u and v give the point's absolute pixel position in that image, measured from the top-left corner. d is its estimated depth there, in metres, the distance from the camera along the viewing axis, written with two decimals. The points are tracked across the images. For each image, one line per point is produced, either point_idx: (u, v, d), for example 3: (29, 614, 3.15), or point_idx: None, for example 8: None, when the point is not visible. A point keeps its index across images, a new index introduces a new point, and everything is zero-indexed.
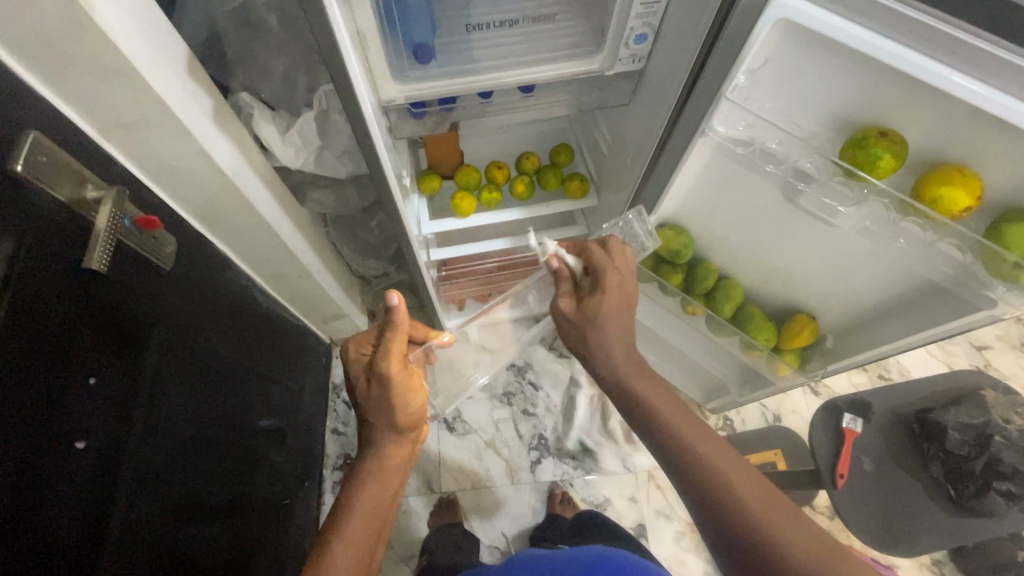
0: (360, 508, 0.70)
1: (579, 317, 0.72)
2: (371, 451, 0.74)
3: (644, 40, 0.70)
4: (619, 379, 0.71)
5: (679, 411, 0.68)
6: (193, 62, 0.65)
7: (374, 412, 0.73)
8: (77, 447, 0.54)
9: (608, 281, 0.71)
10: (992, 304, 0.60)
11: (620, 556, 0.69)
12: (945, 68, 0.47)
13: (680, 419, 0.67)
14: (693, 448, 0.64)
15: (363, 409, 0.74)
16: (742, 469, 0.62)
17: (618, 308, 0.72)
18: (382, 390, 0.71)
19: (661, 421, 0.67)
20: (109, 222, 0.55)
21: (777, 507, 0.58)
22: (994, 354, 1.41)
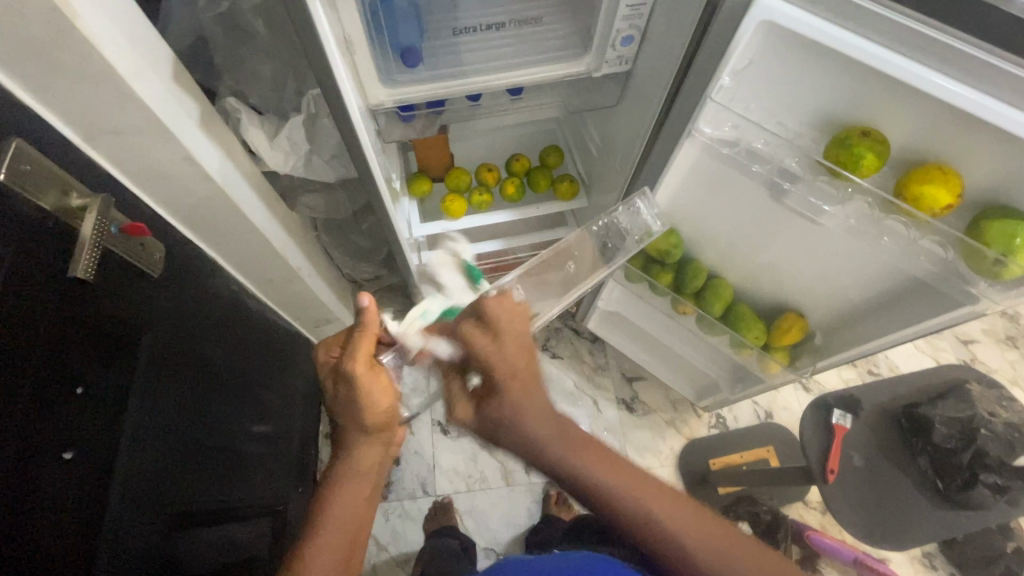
0: (334, 515, 0.67)
1: (480, 419, 0.64)
2: (344, 456, 0.69)
3: (630, 42, 0.71)
4: (535, 455, 0.61)
5: (603, 459, 0.62)
6: (178, 68, 0.65)
7: (344, 416, 0.68)
8: (67, 458, 0.54)
9: (496, 376, 0.61)
10: (974, 300, 0.61)
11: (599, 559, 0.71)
12: (925, 68, 0.48)
13: (604, 471, 0.61)
14: (630, 505, 0.60)
15: (334, 410, 0.70)
16: (679, 509, 0.60)
17: (519, 383, 0.62)
18: (350, 393, 0.66)
19: (587, 480, 0.61)
20: (95, 230, 0.54)
21: (721, 544, 0.59)
22: (980, 348, 1.43)
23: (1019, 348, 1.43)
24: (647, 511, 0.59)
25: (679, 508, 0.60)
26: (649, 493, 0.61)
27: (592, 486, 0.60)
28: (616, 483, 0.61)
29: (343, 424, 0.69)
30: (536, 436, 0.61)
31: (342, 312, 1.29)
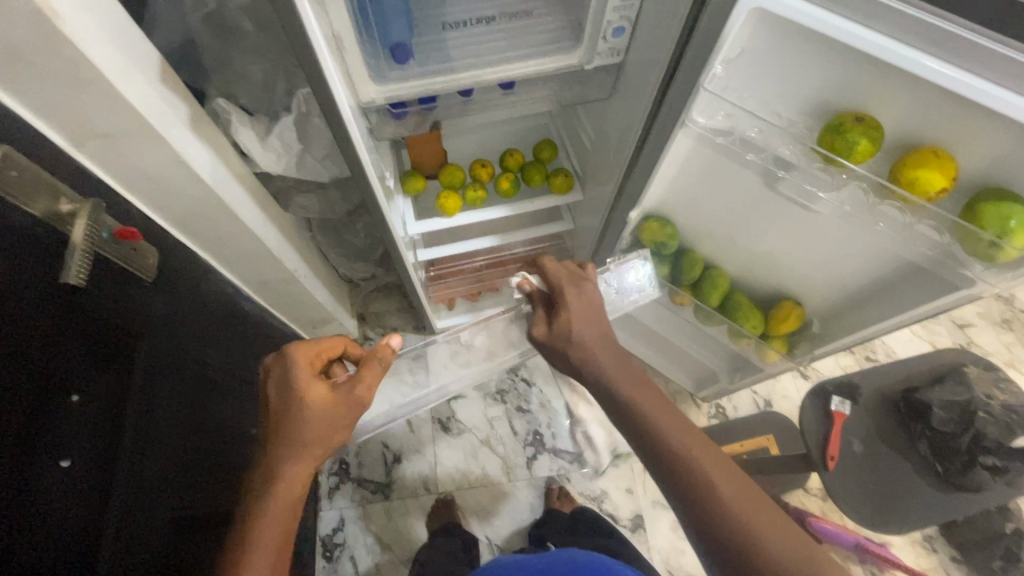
0: (267, 526, 0.67)
1: (551, 338, 0.77)
2: (273, 468, 0.70)
3: (622, 33, 0.70)
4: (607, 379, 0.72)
5: (664, 407, 0.69)
6: (166, 70, 0.64)
7: (299, 426, 0.71)
8: (65, 465, 0.54)
9: (568, 299, 0.76)
10: (971, 283, 0.61)
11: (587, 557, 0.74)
12: (917, 52, 0.47)
13: (668, 417, 0.68)
14: (677, 446, 0.64)
15: (298, 421, 0.70)
16: (724, 468, 0.63)
17: (586, 307, 0.77)
18: (335, 414, 0.72)
19: (648, 420, 0.67)
20: (86, 234, 0.54)
21: (757, 505, 0.60)
22: (976, 332, 1.43)
23: (1014, 331, 1.44)
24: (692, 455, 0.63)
25: (723, 465, 0.63)
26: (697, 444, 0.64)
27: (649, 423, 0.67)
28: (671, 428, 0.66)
29: (299, 437, 0.70)
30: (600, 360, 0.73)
31: (340, 312, 1.28)
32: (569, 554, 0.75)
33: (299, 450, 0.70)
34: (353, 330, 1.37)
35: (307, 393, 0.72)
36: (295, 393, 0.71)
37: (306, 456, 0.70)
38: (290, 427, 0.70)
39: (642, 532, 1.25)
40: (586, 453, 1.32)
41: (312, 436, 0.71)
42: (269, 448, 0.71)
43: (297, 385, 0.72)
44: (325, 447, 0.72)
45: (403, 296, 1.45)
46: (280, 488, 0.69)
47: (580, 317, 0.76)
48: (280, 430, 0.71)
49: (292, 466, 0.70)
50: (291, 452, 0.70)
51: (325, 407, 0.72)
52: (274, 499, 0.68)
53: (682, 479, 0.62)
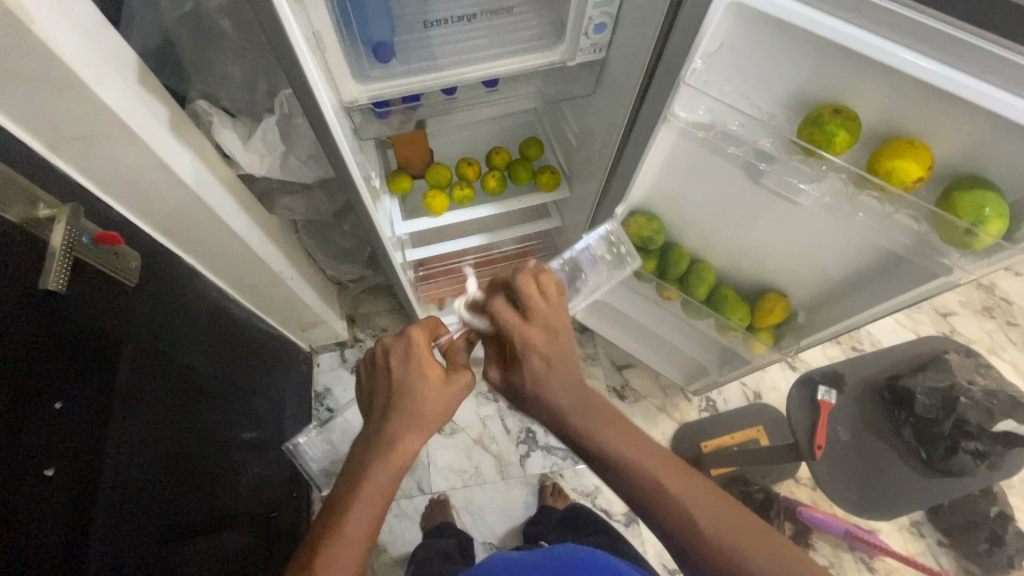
0: (370, 496, 0.64)
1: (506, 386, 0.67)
2: (387, 438, 0.67)
3: (604, 28, 0.70)
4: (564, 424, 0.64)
5: (618, 428, 0.64)
6: (144, 73, 0.63)
7: (428, 401, 0.68)
8: (48, 475, 0.52)
9: (525, 355, 0.63)
10: (948, 271, 0.62)
11: (576, 549, 0.74)
12: (890, 43, 0.48)
13: (624, 438, 0.63)
14: (646, 474, 0.61)
15: (419, 397, 0.68)
16: (687, 484, 0.61)
17: (546, 351, 0.63)
18: (448, 395, 0.70)
19: (602, 448, 0.62)
20: (65, 239, 0.54)
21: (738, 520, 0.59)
22: (958, 320, 1.46)
23: (995, 318, 1.47)
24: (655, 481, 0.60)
25: (687, 481, 0.61)
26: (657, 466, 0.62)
27: (610, 454, 0.62)
28: (628, 452, 0.62)
29: (415, 412, 0.67)
30: (559, 401, 0.63)
31: (329, 314, 1.28)
32: (559, 550, 0.75)
33: (418, 424, 0.68)
34: (343, 332, 1.36)
35: (426, 368, 0.70)
36: (414, 368, 0.69)
37: (420, 431, 0.68)
38: (407, 399, 0.68)
39: (635, 526, 1.25)
40: None
41: (428, 414, 0.68)
42: (383, 419, 0.68)
43: (417, 361, 0.70)
44: (434, 427, 0.70)
45: (393, 296, 1.45)
46: (394, 460, 0.66)
47: (539, 370, 0.63)
48: (393, 403, 0.68)
49: (409, 437, 0.67)
50: (413, 423, 0.67)
51: (440, 386, 0.70)
52: (382, 470, 0.66)
53: (658, 514, 0.59)
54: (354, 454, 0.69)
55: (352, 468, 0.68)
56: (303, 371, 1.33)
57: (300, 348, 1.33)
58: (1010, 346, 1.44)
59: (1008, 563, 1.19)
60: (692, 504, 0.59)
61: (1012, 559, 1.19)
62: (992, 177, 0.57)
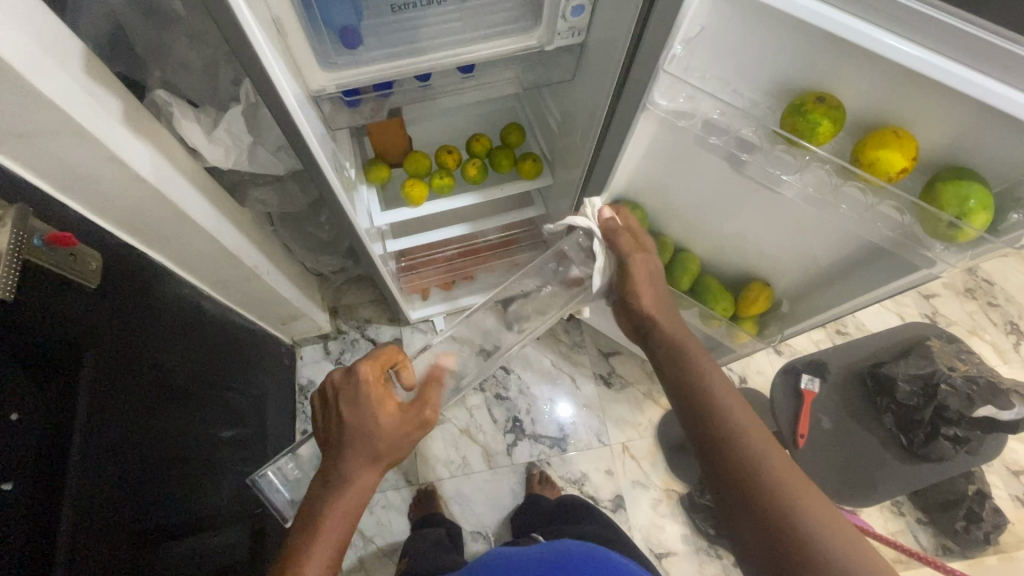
0: (324, 537, 0.67)
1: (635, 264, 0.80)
2: (338, 479, 0.69)
3: (581, 11, 0.68)
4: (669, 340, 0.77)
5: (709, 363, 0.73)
6: (93, 61, 0.60)
7: (381, 440, 0.70)
8: (5, 489, 0.50)
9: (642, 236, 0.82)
10: (932, 263, 0.61)
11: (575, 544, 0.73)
12: (875, 29, 0.46)
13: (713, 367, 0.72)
14: (704, 378, 0.71)
15: (373, 434, 0.70)
16: (748, 413, 0.67)
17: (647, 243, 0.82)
18: (404, 431, 0.72)
19: (701, 372, 0.71)
20: (12, 245, 0.50)
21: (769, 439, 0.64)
22: (942, 302, 1.47)
23: (977, 300, 1.48)
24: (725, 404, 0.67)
25: (744, 408, 0.67)
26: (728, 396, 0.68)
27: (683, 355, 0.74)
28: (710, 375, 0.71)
29: (370, 449, 0.70)
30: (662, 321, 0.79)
31: (309, 307, 1.25)
32: (558, 544, 0.74)
33: (375, 459, 0.70)
34: (325, 324, 1.34)
35: (376, 409, 0.71)
36: (366, 408, 0.71)
37: (376, 464, 0.71)
38: (361, 436, 0.70)
39: (623, 511, 1.26)
40: (566, 436, 1.33)
41: (384, 450, 0.71)
42: (338, 456, 0.70)
43: (369, 400, 0.71)
44: (392, 458, 0.73)
45: (376, 287, 1.43)
46: (350, 494, 0.69)
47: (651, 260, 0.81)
48: (349, 440, 0.70)
49: (363, 472, 0.70)
50: (368, 458, 0.70)
51: (395, 422, 0.72)
52: (340, 505, 0.68)
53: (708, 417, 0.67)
54: (312, 490, 0.71)
55: (309, 505, 0.70)
56: (285, 365, 1.31)
57: (282, 342, 1.30)
58: (992, 327, 1.45)
59: (986, 539, 1.22)
60: (745, 421, 0.66)
61: (989, 536, 1.21)
62: (977, 166, 0.56)
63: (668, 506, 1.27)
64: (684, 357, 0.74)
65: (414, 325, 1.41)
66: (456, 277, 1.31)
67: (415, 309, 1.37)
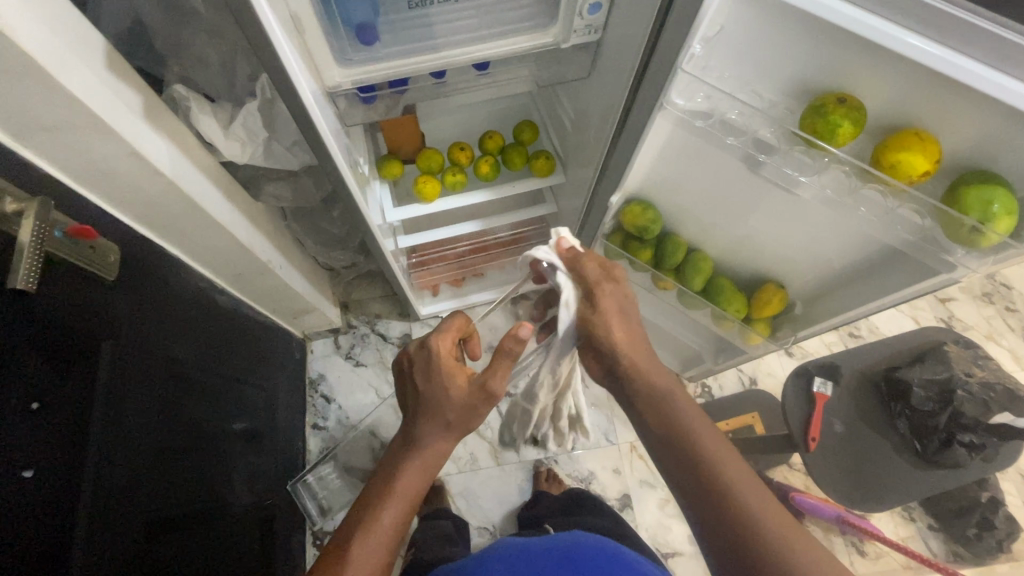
0: (397, 497, 0.68)
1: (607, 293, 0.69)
2: (413, 444, 0.70)
3: (598, 8, 0.67)
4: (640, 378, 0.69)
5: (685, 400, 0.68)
6: (114, 56, 0.60)
7: (453, 412, 0.70)
8: (25, 476, 0.51)
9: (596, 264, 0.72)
10: (951, 268, 0.60)
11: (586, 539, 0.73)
12: (900, 29, 0.45)
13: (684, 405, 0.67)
14: (683, 419, 0.66)
15: (444, 405, 0.70)
16: (735, 462, 0.63)
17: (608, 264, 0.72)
18: (474, 404, 0.70)
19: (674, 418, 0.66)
20: (35, 235, 0.51)
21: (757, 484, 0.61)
22: (957, 306, 1.45)
23: (994, 304, 1.46)
24: (707, 451, 0.63)
25: (731, 453, 0.63)
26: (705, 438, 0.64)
27: (656, 394, 0.68)
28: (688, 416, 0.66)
29: (444, 419, 0.70)
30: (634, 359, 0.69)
31: (320, 302, 1.26)
32: (568, 537, 0.73)
33: (451, 427, 0.71)
34: (336, 318, 1.35)
35: (448, 382, 0.70)
36: (437, 380, 0.71)
37: (449, 434, 0.71)
38: (441, 404, 0.70)
39: (629, 510, 1.26)
40: (574, 434, 1.33)
41: (458, 420, 0.71)
42: (413, 423, 0.72)
43: (440, 373, 0.71)
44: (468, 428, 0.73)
45: (387, 283, 1.43)
46: (426, 459, 0.70)
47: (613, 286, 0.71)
48: (427, 409, 0.71)
49: (440, 439, 0.71)
50: (445, 426, 0.71)
51: (466, 394, 0.71)
52: (416, 468, 0.70)
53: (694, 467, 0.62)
54: (388, 451, 0.73)
55: (384, 467, 0.72)
56: (297, 358, 1.32)
57: (293, 335, 1.32)
58: (1009, 332, 1.43)
59: (998, 547, 1.20)
60: (731, 466, 0.62)
61: (1001, 543, 1.20)
62: (1001, 171, 0.55)
63: (676, 506, 1.26)
64: (658, 398, 0.68)
65: (424, 321, 1.42)
66: (467, 274, 1.31)
67: (425, 305, 1.38)
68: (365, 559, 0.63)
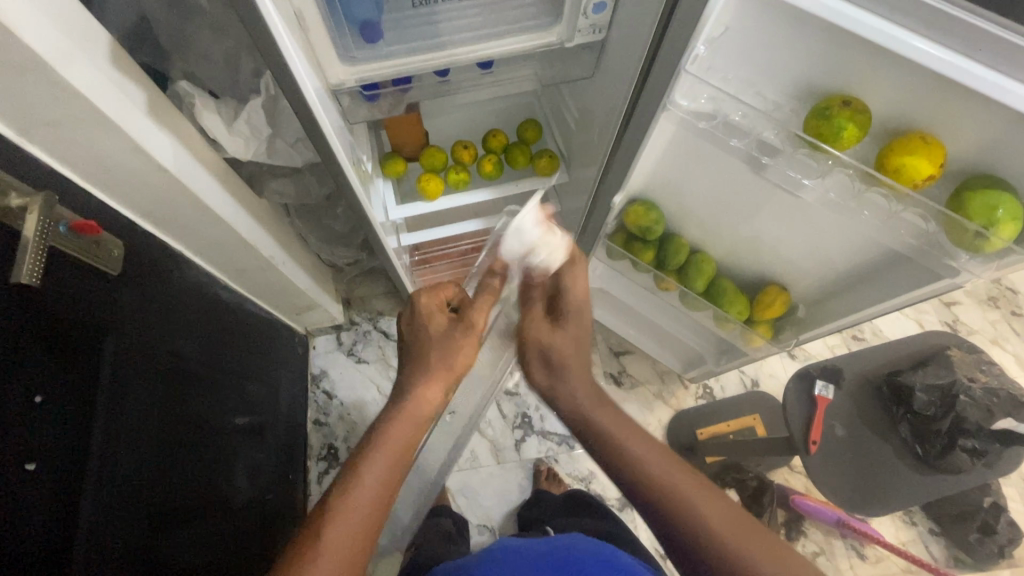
0: (387, 444, 0.66)
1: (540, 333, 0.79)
2: (405, 393, 0.71)
3: (603, 8, 0.67)
4: (584, 416, 0.71)
5: (631, 429, 0.68)
6: (118, 52, 0.61)
7: (439, 350, 0.74)
8: (29, 469, 0.52)
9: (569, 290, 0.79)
10: (955, 273, 0.60)
11: (586, 545, 0.71)
12: (904, 31, 0.45)
13: (624, 429, 0.68)
14: (630, 452, 0.65)
15: (430, 344, 0.75)
16: (694, 486, 0.62)
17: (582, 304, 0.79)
18: (459, 341, 0.76)
19: (615, 441, 0.67)
20: (38, 231, 0.51)
21: (725, 510, 0.59)
22: (963, 310, 1.44)
23: (1000, 308, 1.45)
24: (659, 479, 0.62)
25: (689, 477, 0.62)
26: (650, 458, 0.65)
27: (601, 432, 0.69)
28: (636, 448, 0.66)
29: (432, 360, 0.74)
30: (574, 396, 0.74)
31: (323, 298, 1.26)
32: (569, 541, 0.72)
33: (432, 373, 0.73)
34: (338, 315, 1.35)
35: (433, 324, 0.76)
36: (422, 324, 0.76)
37: (437, 378, 0.73)
38: (420, 351, 0.75)
39: (629, 510, 1.26)
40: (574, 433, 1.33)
41: (444, 357, 0.74)
42: (403, 374, 0.74)
43: (426, 319, 0.76)
44: (453, 370, 0.74)
45: (389, 279, 1.44)
46: (417, 407, 0.70)
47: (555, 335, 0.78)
48: (411, 359, 0.75)
49: (421, 390, 0.71)
50: (424, 373, 0.72)
51: (446, 334, 0.76)
52: (407, 417, 0.69)
53: (646, 498, 0.62)
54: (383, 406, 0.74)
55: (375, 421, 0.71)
56: (299, 354, 1.32)
57: (296, 331, 1.32)
58: (1014, 337, 1.42)
59: (1000, 552, 1.19)
60: (686, 490, 0.61)
61: (1003, 549, 1.19)
62: (1008, 176, 0.54)
63: None
64: (606, 436, 0.68)
65: None
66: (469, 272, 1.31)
67: None
68: (340, 522, 0.59)
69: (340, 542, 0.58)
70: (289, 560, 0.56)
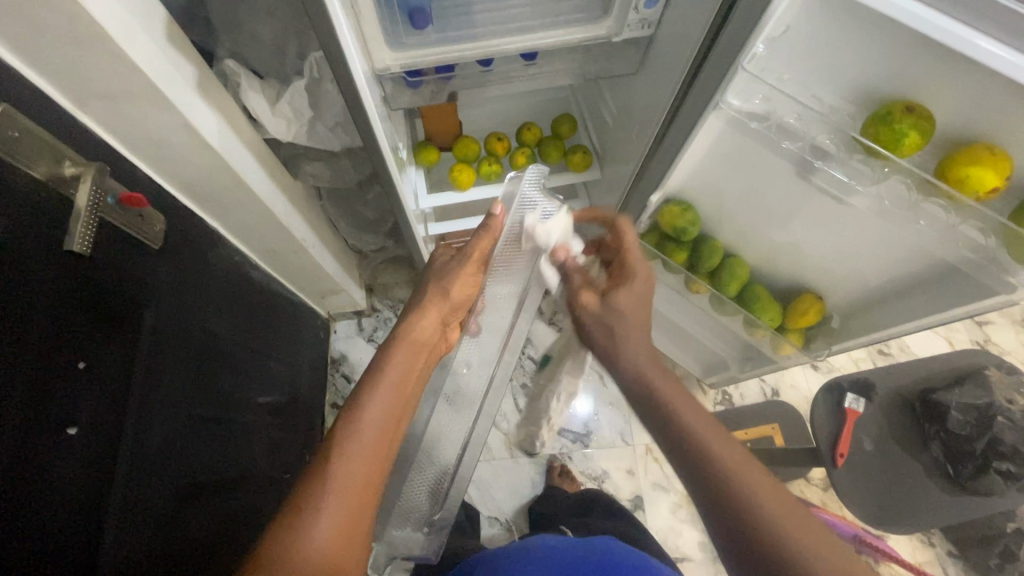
0: (391, 371, 0.69)
1: (601, 308, 0.80)
2: (403, 323, 0.76)
3: (655, 3, 0.66)
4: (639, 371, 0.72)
5: (678, 388, 0.69)
6: (173, 27, 0.61)
7: (434, 280, 0.83)
8: (69, 433, 0.53)
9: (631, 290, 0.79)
10: (1012, 289, 0.58)
11: (627, 556, 0.69)
12: (975, 34, 0.44)
13: (720, 441, 0.62)
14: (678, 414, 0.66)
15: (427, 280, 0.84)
16: (731, 446, 0.62)
17: (642, 275, 0.80)
18: (448, 275, 0.82)
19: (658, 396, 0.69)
20: (90, 201, 0.52)
21: (760, 473, 0.59)
22: (995, 329, 1.41)
23: None
24: (699, 434, 0.63)
25: (729, 443, 0.62)
26: (691, 413, 0.65)
27: (659, 396, 0.69)
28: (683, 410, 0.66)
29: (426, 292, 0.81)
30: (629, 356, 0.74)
31: (348, 283, 1.27)
32: (604, 547, 0.70)
33: (426, 301, 0.80)
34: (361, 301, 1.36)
35: (435, 264, 0.86)
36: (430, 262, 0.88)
37: (425, 309, 0.78)
38: (423, 287, 0.84)
39: (642, 512, 1.25)
40: (590, 432, 1.33)
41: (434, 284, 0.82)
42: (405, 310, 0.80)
43: (433, 259, 0.88)
44: (446, 297, 0.81)
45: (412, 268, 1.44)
46: (413, 334, 0.75)
47: (631, 296, 0.79)
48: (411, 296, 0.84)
49: (415, 319, 0.77)
50: (417, 306, 0.79)
51: (440, 265, 0.85)
52: (407, 347, 0.73)
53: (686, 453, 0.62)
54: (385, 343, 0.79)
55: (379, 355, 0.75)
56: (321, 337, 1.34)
57: (319, 315, 1.33)
58: None
59: None
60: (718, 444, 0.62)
61: None
62: None
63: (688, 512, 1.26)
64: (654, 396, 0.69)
65: None
66: None
67: None
68: (349, 446, 0.60)
69: (352, 460, 0.59)
70: (297, 490, 0.57)
